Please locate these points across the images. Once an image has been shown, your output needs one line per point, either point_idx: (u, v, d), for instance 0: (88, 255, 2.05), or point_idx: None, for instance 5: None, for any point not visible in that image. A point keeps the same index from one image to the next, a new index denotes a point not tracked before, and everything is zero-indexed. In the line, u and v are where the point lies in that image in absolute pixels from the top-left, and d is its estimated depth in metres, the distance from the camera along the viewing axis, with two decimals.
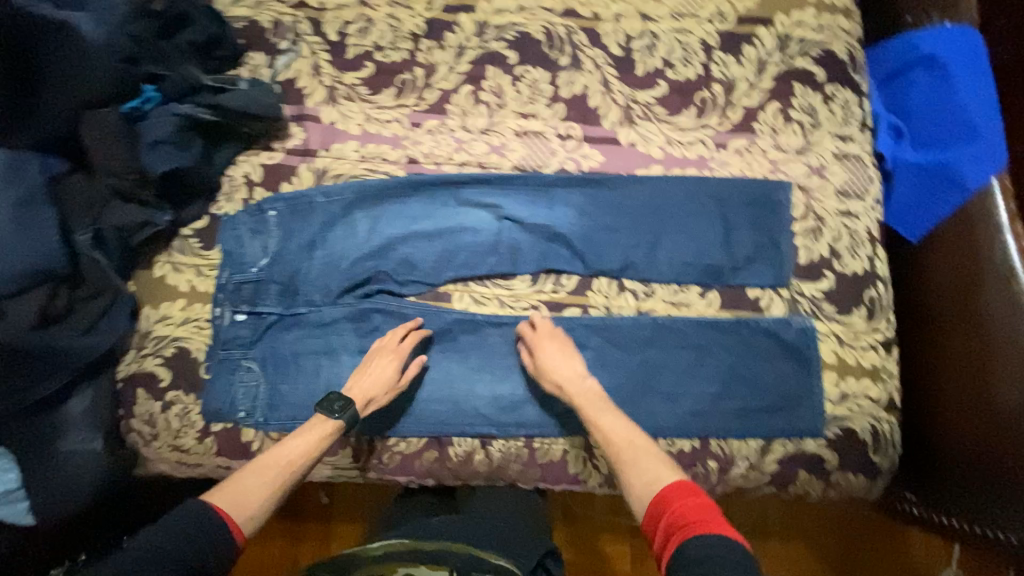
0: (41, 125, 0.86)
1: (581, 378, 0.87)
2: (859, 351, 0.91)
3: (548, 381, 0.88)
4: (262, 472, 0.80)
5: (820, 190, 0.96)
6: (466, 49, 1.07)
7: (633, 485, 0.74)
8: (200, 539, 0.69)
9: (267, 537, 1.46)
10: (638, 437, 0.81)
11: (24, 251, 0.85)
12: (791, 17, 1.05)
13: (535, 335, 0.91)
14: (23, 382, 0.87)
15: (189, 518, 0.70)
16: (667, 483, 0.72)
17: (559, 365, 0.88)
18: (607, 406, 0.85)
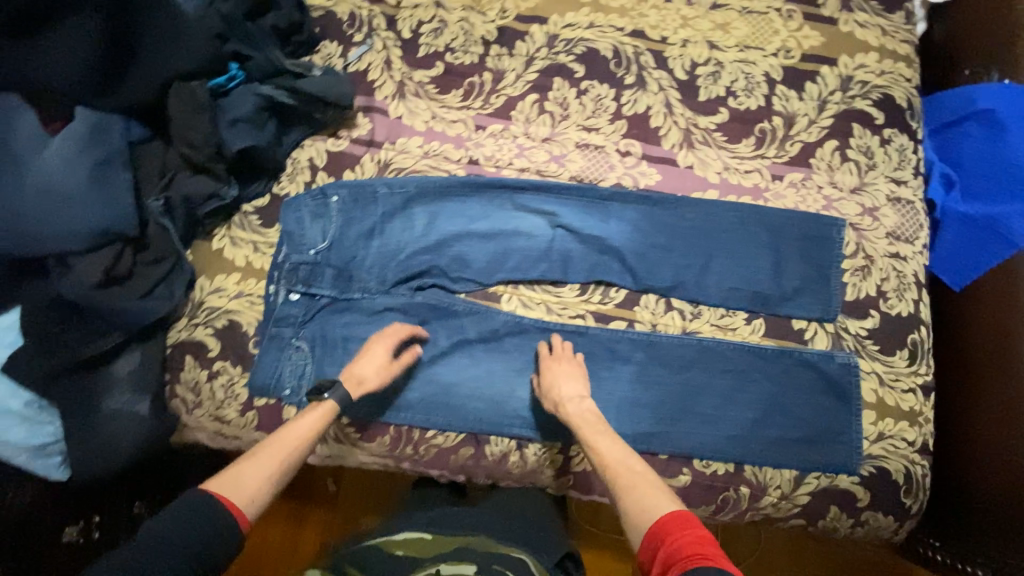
0: (129, 93, 0.88)
1: (579, 399, 0.87)
2: (898, 392, 0.92)
3: (549, 400, 0.88)
4: (263, 459, 0.75)
5: (872, 230, 0.98)
6: (534, 59, 1.10)
7: (631, 510, 0.69)
8: (202, 530, 0.65)
9: (273, 518, 1.45)
10: (638, 464, 0.78)
11: (97, 210, 0.86)
12: (854, 59, 1.07)
13: (550, 356, 0.93)
14: (81, 338, 0.91)
15: (188, 510, 0.66)
16: (664, 513, 0.66)
17: (562, 383, 0.89)
18: (606, 431, 0.83)
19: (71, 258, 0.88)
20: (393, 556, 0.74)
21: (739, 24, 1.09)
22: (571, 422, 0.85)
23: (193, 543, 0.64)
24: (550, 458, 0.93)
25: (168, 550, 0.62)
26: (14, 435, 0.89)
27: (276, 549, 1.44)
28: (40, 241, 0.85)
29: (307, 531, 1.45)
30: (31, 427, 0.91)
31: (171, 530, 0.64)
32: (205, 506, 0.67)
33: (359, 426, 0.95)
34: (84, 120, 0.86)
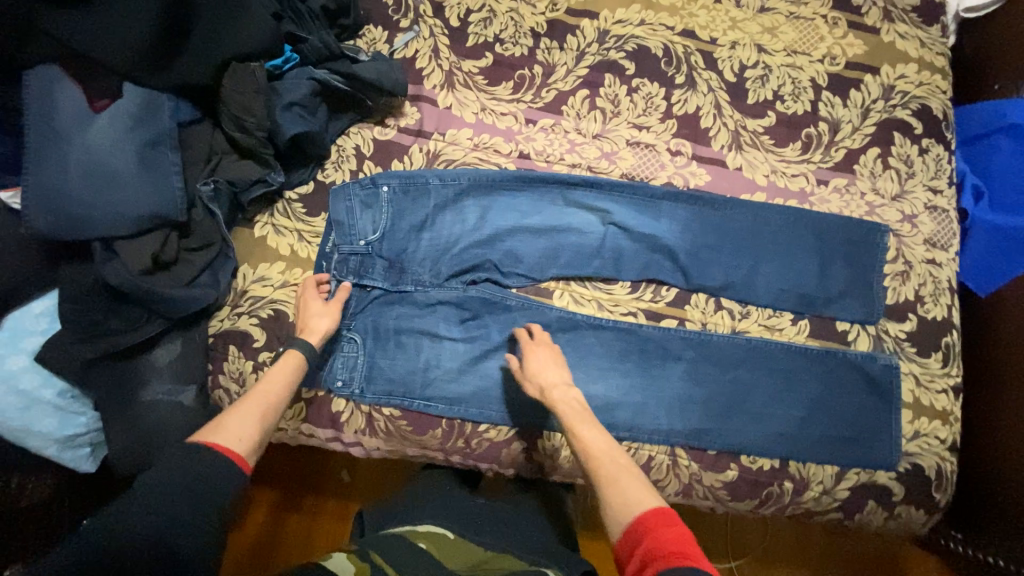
0: (182, 72, 0.84)
1: (564, 386, 0.80)
2: (933, 392, 0.96)
3: (534, 385, 0.83)
4: (247, 407, 0.70)
5: (910, 237, 1.02)
6: (585, 54, 1.09)
7: (613, 503, 0.63)
8: (203, 477, 0.60)
9: (285, 511, 1.38)
10: (622, 454, 0.70)
11: (145, 193, 0.82)
12: (895, 69, 1.10)
13: (529, 340, 0.89)
14: (123, 325, 0.87)
15: (179, 461, 0.61)
16: (646, 509, 0.61)
17: (547, 369, 0.83)
18: (592, 420, 0.76)
19: (116, 243, 0.84)
20: (415, 546, 0.70)
21: (787, 28, 1.11)
22: (558, 408, 0.77)
23: (197, 490, 0.59)
24: None
25: (168, 502, 0.57)
26: (44, 427, 0.86)
27: (287, 541, 1.36)
28: (84, 225, 0.80)
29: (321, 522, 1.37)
30: (62, 419, 0.87)
31: (167, 481, 0.59)
32: (202, 456, 0.62)
33: (410, 418, 0.95)
34: (132, 97, 0.81)
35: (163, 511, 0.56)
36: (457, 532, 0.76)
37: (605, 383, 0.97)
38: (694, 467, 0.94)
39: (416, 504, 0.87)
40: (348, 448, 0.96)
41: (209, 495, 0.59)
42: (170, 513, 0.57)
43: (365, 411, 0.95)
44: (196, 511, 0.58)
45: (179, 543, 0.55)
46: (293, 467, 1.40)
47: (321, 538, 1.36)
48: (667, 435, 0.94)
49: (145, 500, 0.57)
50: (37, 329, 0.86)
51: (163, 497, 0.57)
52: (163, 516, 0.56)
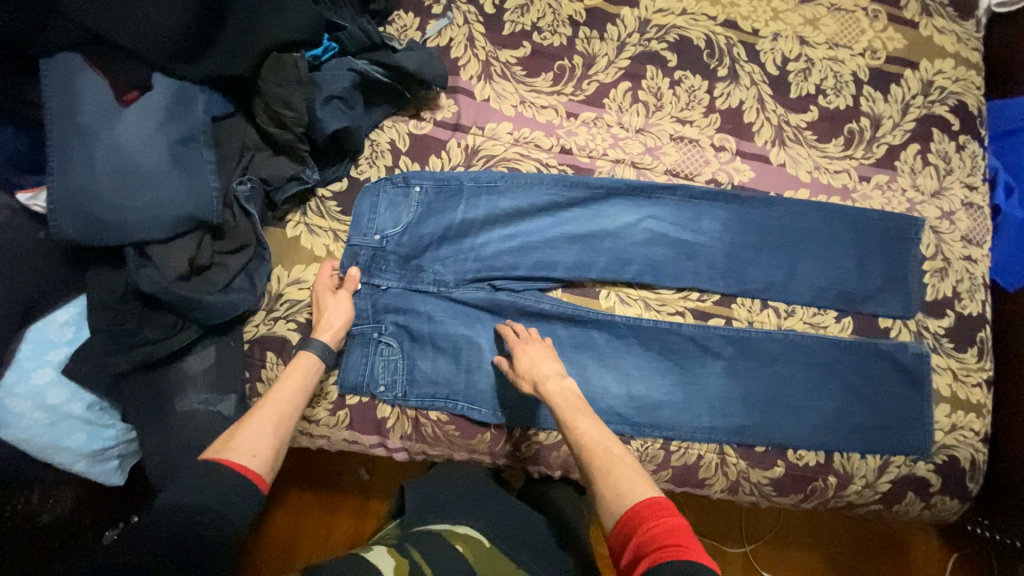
0: (216, 63, 0.78)
1: (558, 378, 0.80)
2: (968, 386, 0.99)
3: (528, 380, 0.83)
4: (261, 422, 0.71)
5: (949, 234, 1.03)
6: (626, 44, 1.05)
7: (606, 493, 0.64)
8: (217, 490, 0.61)
9: (297, 509, 1.26)
10: (614, 443, 0.71)
11: (182, 194, 0.77)
12: (934, 64, 1.08)
13: (517, 340, 0.89)
14: (156, 334, 0.82)
15: (192, 478, 0.62)
16: (640, 499, 0.61)
17: (539, 364, 0.83)
18: (587, 409, 0.77)
19: (149, 248, 0.78)
20: (455, 550, 0.69)
21: (828, 20, 1.09)
22: (553, 401, 0.78)
23: (212, 499, 0.60)
24: (651, 453, 0.94)
25: (186, 507, 0.59)
26: (73, 442, 0.80)
27: (306, 542, 1.24)
28: (116, 230, 0.74)
29: (342, 520, 1.25)
30: (91, 433, 0.82)
31: (185, 491, 0.60)
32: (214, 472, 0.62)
33: (458, 422, 0.93)
34: (163, 88, 0.76)
35: (181, 516, 0.58)
36: (493, 541, 0.75)
37: (652, 384, 0.96)
38: (742, 465, 0.94)
39: (453, 493, 0.86)
40: (392, 453, 0.94)
41: (224, 506, 0.60)
42: (190, 515, 0.58)
43: (410, 415, 0.93)
44: (217, 516, 0.59)
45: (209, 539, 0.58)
46: (308, 462, 1.27)
47: (342, 538, 1.24)
48: (716, 433, 0.95)
49: (164, 509, 0.59)
50: (62, 341, 0.81)
51: (183, 503, 0.59)
52: (185, 514, 0.58)
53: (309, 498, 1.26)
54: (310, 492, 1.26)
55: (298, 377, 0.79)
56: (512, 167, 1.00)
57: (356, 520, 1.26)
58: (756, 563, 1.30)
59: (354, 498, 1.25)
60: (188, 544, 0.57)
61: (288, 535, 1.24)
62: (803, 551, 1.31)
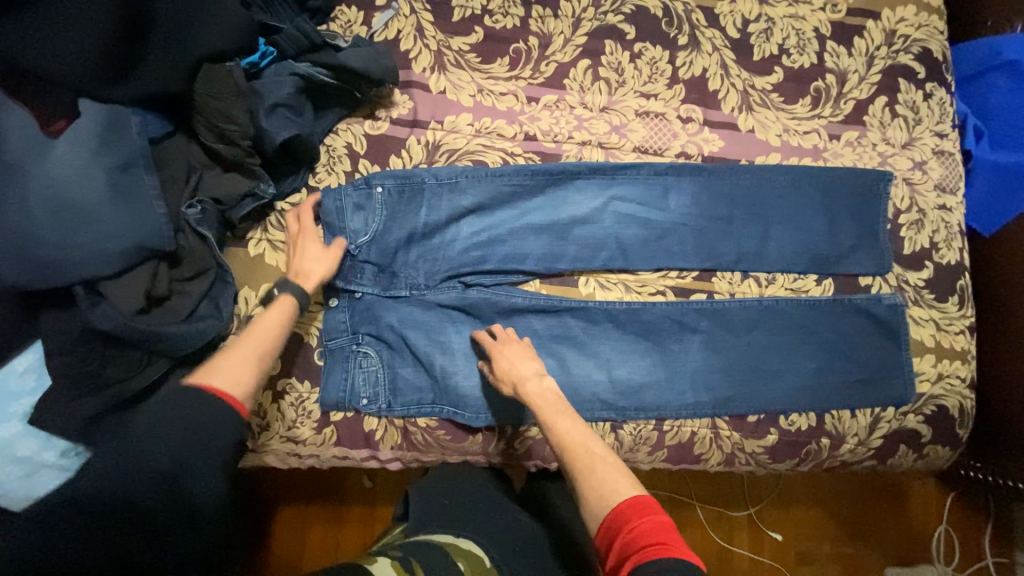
0: (146, 81, 0.73)
1: (537, 376, 0.78)
2: (951, 335, 0.99)
3: (508, 383, 0.80)
4: (243, 353, 0.68)
5: (922, 184, 1.02)
6: (582, 20, 1.01)
7: (587, 493, 0.63)
8: (203, 416, 0.58)
9: (302, 524, 1.24)
10: (597, 443, 0.69)
11: (128, 225, 0.73)
12: (895, 12, 1.06)
13: (494, 343, 0.85)
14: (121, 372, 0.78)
15: (175, 405, 0.58)
16: (623, 500, 0.61)
17: (518, 364, 0.80)
18: (566, 409, 0.73)
19: (100, 285, 0.74)
20: (455, 566, 0.67)
21: None
22: (534, 404, 0.75)
23: (200, 429, 0.57)
24: (645, 436, 0.93)
25: (176, 441, 0.56)
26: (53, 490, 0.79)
27: (314, 556, 1.22)
28: (61, 269, 0.70)
29: (349, 530, 1.24)
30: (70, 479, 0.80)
31: (171, 418, 0.57)
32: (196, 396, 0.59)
33: (448, 427, 0.91)
34: (92, 113, 0.72)
35: (163, 448, 0.55)
36: (495, 561, 0.72)
37: (638, 367, 0.95)
38: (736, 437, 0.94)
39: (454, 501, 0.84)
40: (386, 464, 0.92)
41: (208, 437, 0.57)
42: (179, 453, 0.55)
43: (398, 425, 0.90)
44: (204, 452, 0.56)
45: (191, 487, 0.55)
46: (308, 476, 1.25)
47: (352, 547, 1.23)
48: (708, 409, 0.94)
49: (152, 433, 0.56)
50: (25, 389, 0.78)
51: (170, 435, 0.56)
52: (170, 455, 0.55)
53: (314, 510, 1.24)
54: (314, 504, 1.25)
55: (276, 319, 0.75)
56: (477, 159, 0.97)
57: (363, 528, 1.25)
58: (761, 525, 1.31)
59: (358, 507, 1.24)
60: (167, 492, 0.54)
61: (295, 550, 1.23)
62: (804, 507, 1.33)
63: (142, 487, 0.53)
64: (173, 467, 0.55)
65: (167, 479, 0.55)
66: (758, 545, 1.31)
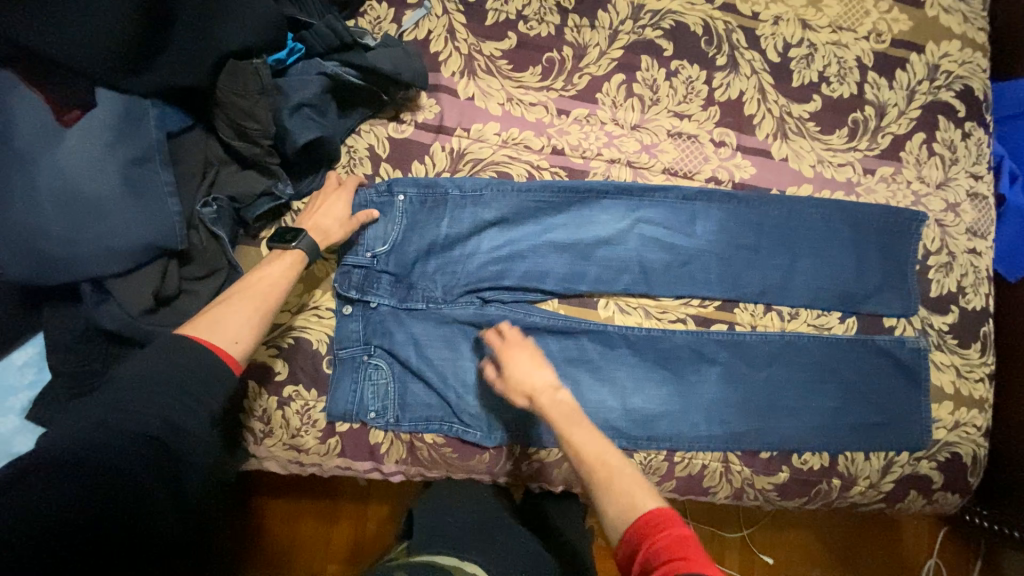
0: (166, 74, 0.70)
1: (551, 390, 0.72)
2: (971, 382, 0.97)
3: (519, 395, 0.74)
4: (228, 306, 0.68)
5: (954, 226, 1.00)
6: (619, 32, 0.98)
7: (611, 507, 0.62)
8: (194, 369, 0.60)
9: (293, 518, 1.19)
10: (613, 454, 0.67)
11: (141, 222, 0.70)
12: (939, 46, 1.03)
13: (502, 343, 0.77)
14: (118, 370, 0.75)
15: (167, 358, 0.60)
16: (641, 514, 0.59)
17: (530, 373, 0.73)
18: (585, 422, 0.69)
19: (108, 282, 0.71)
20: None
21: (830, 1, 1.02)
22: (547, 417, 0.70)
23: (183, 385, 0.59)
24: (656, 465, 0.91)
25: (158, 397, 0.57)
26: None
27: (305, 551, 1.18)
28: (68, 265, 0.68)
29: (341, 526, 1.19)
30: None
31: (157, 374, 0.58)
32: (189, 349, 0.61)
33: (456, 445, 0.89)
34: (109, 104, 0.68)
35: (153, 409, 0.56)
36: None
37: (653, 396, 0.93)
38: (747, 472, 0.93)
39: (456, 522, 0.78)
40: (388, 477, 0.90)
41: (199, 396, 0.59)
42: (162, 410, 0.56)
43: (404, 439, 0.88)
44: (189, 407, 0.58)
45: (178, 447, 0.56)
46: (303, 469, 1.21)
47: (344, 545, 1.19)
48: (720, 441, 0.92)
49: (131, 393, 0.57)
50: (23, 384, 0.75)
51: (152, 392, 0.57)
52: (152, 414, 0.56)
53: (307, 504, 1.20)
54: (307, 499, 1.20)
55: (270, 276, 0.74)
56: (502, 170, 0.94)
57: (355, 527, 1.20)
58: (755, 547, 1.30)
59: (353, 504, 1.20)
60: (151, 452, 0.55)
61: (285, 544, 1.19)
62: (797, 531, 1.32)
63: (122, 447, 0.53)
64: (160, 427, 0.56)
65: (152, 439, 0.55)
66: (751, 567, 1.30)
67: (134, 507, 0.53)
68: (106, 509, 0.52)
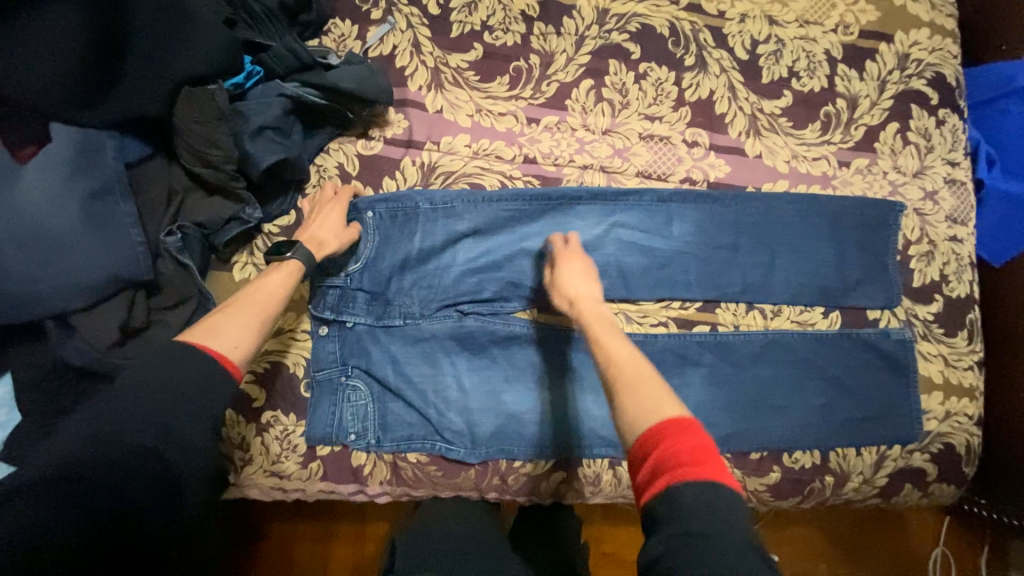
0: (121, 104, 0.69)
1: (593, 299, 0.76)
2: (960, 371, 0.96)
3: (564, 297, 0.78)
4: (235, 313, 0.67)
5: (933, 215, 0.99)
6: (585, 38, 0.98)
7: (628, 411, 0.56)
8: (195, 374, 0.58)
9: (290, 541, 1.17)
10: (646, 368, 0.62)
11: (105, 255, 0.70)
12: (908, 35, 1.02)
13: (564, 249, 0.85)
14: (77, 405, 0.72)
15: (166, 364, 0.57)
16: (666, 418, 0.54)
17: (578, 281, 0.79)
18: (618, 333, 0.70)
19: (72, 318, 0.71)
20: None
21: None
22: (583, 319, 0.73)
23: (184, 392, 0.56)
24: None
25: (159, 403, 0.54)
26: None
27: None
28: (28, 302, 0.67)
29: (339, 546, 1.18)
30: None
31: (155, 379, 0.56)
32: (191, 354, 0.58)
33: (440, 463, 0.87)
34: (66, 139, 0.68)
35: (152, 417, 0.54)
36: None
37: None
38: (737, 474, 0.91)
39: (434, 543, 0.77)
40: (374, 498, 0.88)
41: (201, 400, 0.57)
42: (162, 418, 0.54)
43: (387, 460, 0.87)
44: (191, 415, 0.55)
45: (179, 457, 0.54)
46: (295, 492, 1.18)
47: (345, 563, 1.17)
48: None
49: (132, 399, 0.54)
50: None
51: (152, 398, 0.54)
52: (153, 424, 0.54)
53: (303, 527, 1.18)
54: (303, 521, 1.18)
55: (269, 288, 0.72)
56: (474, 182, 0.93)
57: (354, 546, 1.18)
58: None
59: (350, 524, 1.18)
60: (151, 463, 0.52)
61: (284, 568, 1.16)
62: (800, 526, 1.29)
63: (120, 462, 0.51)
64: (160, 436, 0.53)
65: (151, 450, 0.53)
66: None
67: (133, 522, 0.51)
68: (101, 526, 0.49)
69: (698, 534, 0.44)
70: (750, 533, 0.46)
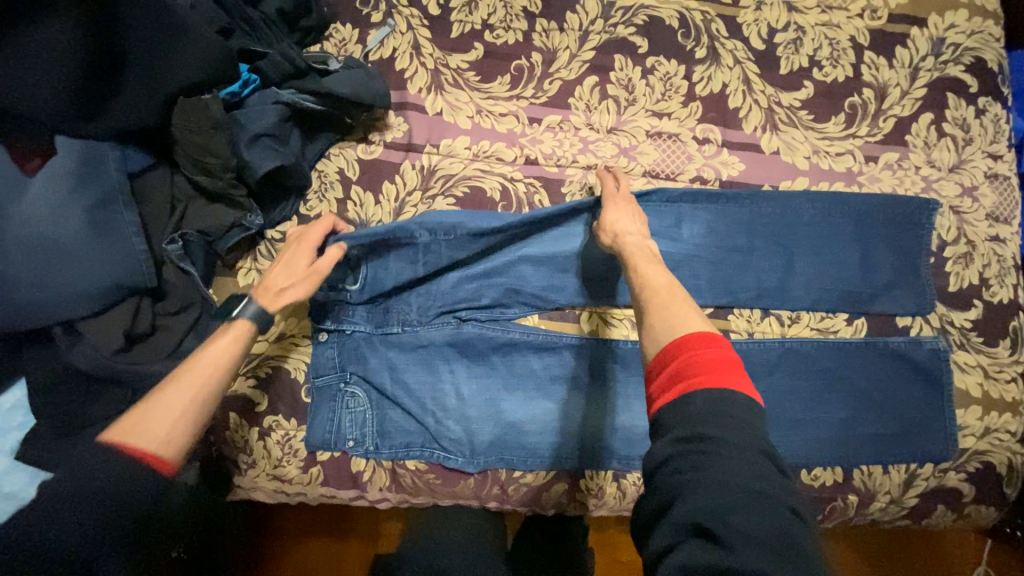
0: (120, 115, 0.70)
1: (639, 235, 0.76)
2: (1001, 384, 0.88)
3: (608, 233, 0.78)
4: (172, 396, 0.60)
5: (971, 213, 0.91)
6: (590, 33, 0.94)
7: (654, 327, 0.59)
8: (118, 476, 0.52)
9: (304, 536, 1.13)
10: (680, 292, 0.65)
11: (108, 264, 0.71)
12: (944, 18, 0.94)
13: (613, 195, 0.84)
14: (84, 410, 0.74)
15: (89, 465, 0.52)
16: (691, 332, 0.56)
17: (624, 220, 0.79)
18: (658, 262, 0.71)
19: (79, 325, 0.73)
20: None
21: None
22: (626, 251, 0.74)
23: (101, 519, 0.51)
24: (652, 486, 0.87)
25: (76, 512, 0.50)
26: None
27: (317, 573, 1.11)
28: (37, 311, 0.69)
29: (353, 546, 1.12)
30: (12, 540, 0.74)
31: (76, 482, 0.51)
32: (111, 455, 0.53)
33: (439, 471, 0.86)
34: (70, 151, 0.70)
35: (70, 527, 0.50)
36: None
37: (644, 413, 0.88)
38: None
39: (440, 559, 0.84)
40: (375, 504, 0.88)
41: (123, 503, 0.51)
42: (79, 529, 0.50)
43: (386, 467, 0.86)
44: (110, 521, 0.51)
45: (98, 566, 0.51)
46: None
47: (358, 568, 1.12)
48: None
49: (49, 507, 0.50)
50: (12, 425, 0.76)
51: (69, 507, 0.50)
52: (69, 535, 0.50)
53: (319, 521, 1.13)
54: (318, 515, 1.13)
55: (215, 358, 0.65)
56: (475, 185, 0.91)
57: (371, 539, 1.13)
58: None
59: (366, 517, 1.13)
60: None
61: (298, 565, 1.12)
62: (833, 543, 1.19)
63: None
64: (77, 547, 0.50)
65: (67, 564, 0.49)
66: None
67: None
68: None
69: (712, 439, 0.46)
70: (764, 438, 0.47)
